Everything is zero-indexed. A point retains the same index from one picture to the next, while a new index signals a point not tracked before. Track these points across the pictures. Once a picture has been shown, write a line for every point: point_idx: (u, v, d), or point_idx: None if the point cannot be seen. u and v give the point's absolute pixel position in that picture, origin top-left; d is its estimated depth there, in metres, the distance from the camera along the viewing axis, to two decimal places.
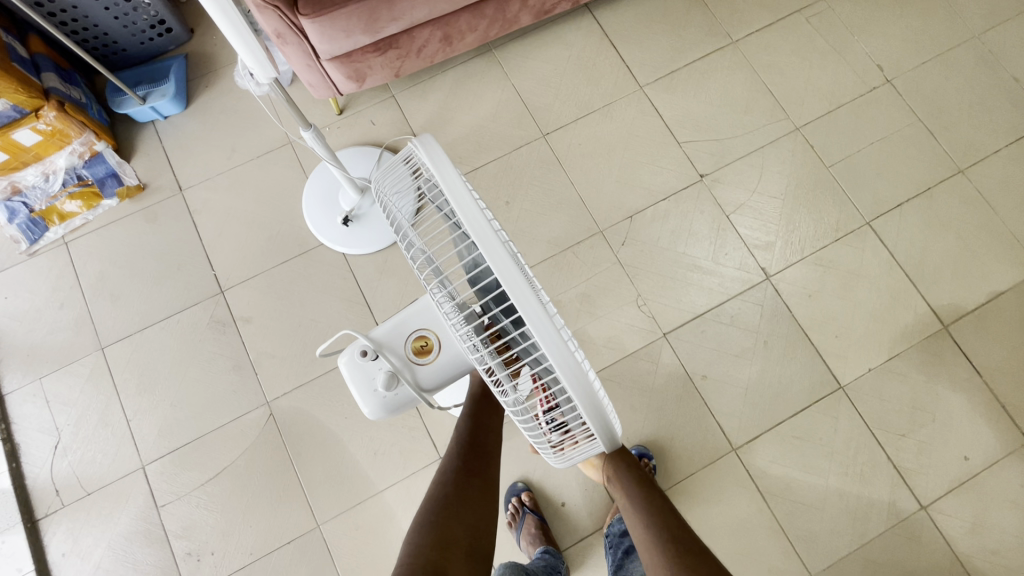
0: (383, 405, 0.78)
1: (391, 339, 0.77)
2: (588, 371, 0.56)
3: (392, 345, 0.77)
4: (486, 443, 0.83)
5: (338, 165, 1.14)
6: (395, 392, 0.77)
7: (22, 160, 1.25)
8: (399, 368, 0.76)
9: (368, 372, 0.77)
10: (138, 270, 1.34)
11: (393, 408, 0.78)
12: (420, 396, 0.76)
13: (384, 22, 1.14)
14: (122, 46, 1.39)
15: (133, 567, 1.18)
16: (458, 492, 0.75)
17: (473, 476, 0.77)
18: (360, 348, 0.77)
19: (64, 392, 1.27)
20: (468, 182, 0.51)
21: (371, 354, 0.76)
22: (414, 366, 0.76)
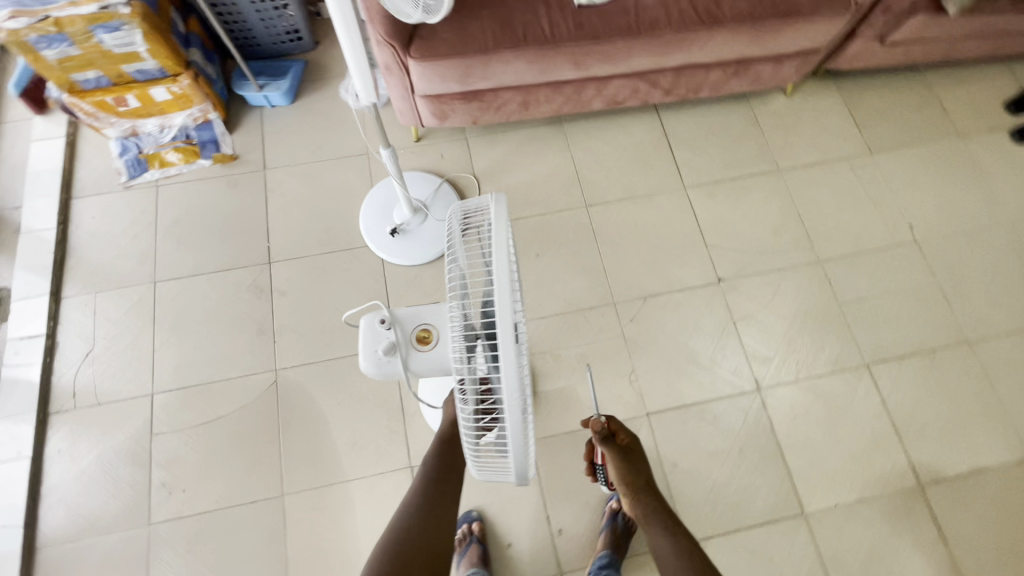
0: (375, 368, 0.85)
1: (406, 320, 0.86)
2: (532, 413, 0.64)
3: (406, 322, 0.85)
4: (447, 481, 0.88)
5: (402, 183, 1.30)
6: (389, 362, 0.85)
7: (149, 111, 1.50)
8: (402, 343, 0.84)
9: (375, 335, 0.85)
10: (206, 225, 1.52)
11: (381, 374, 0.86)
12: (407, 375, 0.85)
13: (475, 79, 1.32)
14: (258, 42, 1.63)
15: (112, 481, 1.27)
16: (417, 531, 0.82)
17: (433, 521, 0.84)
18: (376, 312, 0.86)
19: (111, 310, 1.43)
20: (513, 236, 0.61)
21: (385, 324, 0.85)
22: (414, 348, 0.85)
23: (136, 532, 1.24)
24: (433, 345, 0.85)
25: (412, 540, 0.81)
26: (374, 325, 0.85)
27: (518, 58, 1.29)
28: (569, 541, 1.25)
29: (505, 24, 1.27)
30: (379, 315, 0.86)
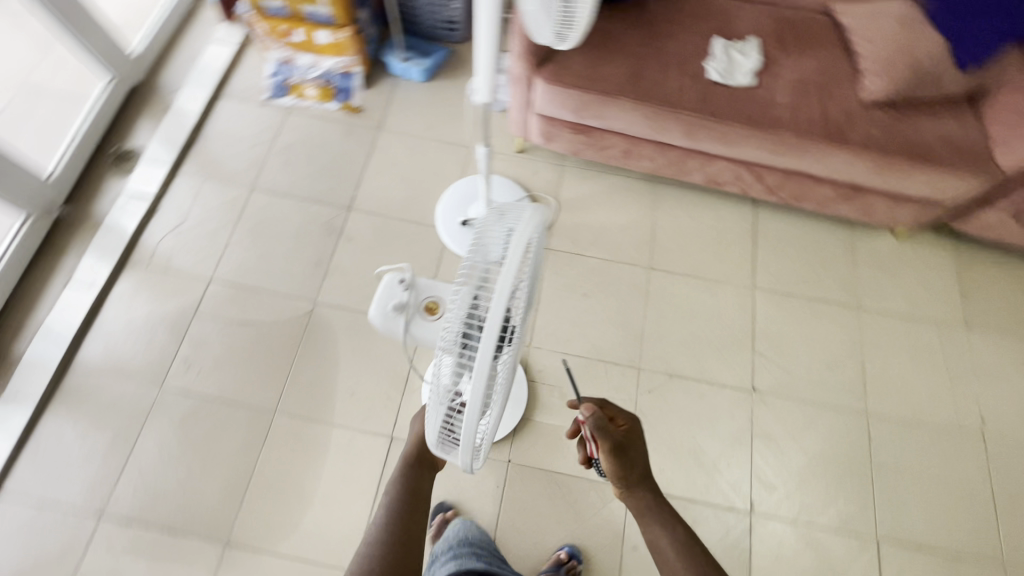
0: (378, 319, 0.88)
1: (425, 287, 0.88)
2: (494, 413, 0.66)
3: (423, 289, 0.88)
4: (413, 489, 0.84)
5: (487, 183, 1.37)
6: (393, 319, 0.87)
7: (308, 48, 1.69)
8: (411, 306, 0.87)
9: (391, 291, 0.87)
10: (313, 158, 1.67)
11: (382, 326, 0.89)
12: (405, 337, 0.88)
13: (588, 115, 1.37)
14: (419, 21, 1.79)
15: (148, 339, 1.42)
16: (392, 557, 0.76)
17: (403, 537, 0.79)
18: (399, 272, 0.88)
19: (210, 198, 1.60)
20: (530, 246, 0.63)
21: (403, 284, 0.87)
22: (420, 315, 0.87)
23: (148, 390, 1.37)
24: (438, 321, 0.87)
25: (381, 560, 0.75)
26: (393, 283, 0.87)
27: (635, 110, 1.33)
28: None
29: (636, 75, 1.33)
30: (401, 274, 0.88)
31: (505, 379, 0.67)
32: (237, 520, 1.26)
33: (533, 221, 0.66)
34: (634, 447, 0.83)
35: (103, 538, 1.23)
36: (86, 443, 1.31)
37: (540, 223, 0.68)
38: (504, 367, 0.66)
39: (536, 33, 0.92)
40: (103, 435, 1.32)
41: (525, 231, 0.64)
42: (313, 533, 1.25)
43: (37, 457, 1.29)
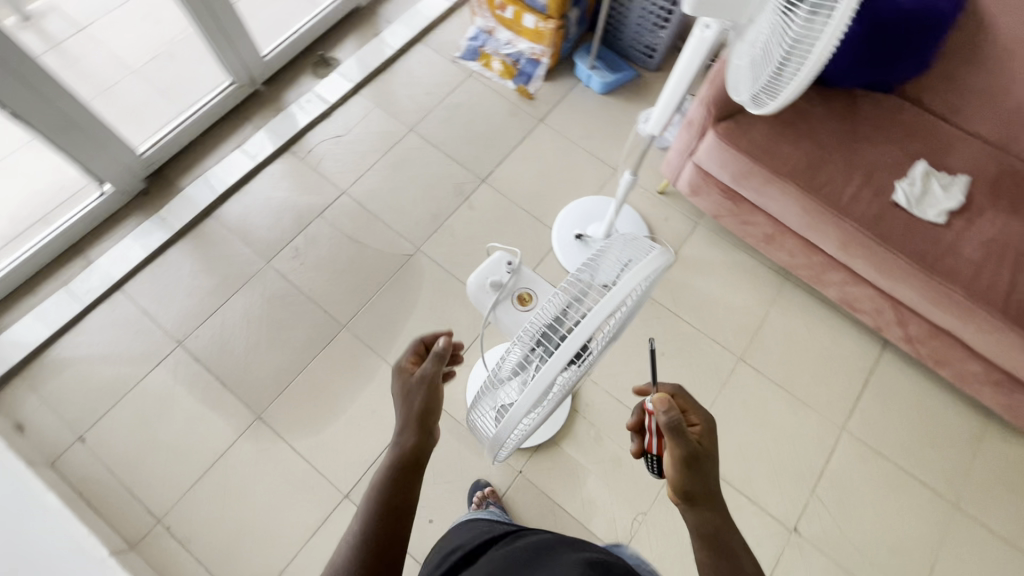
0: (474, 286, 0.91)
1: (525, 279, 0.90)
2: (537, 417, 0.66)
3: (524, 279, 0.90)
4: (409, 476, 0.65)
5: (617, 209, 1.36)
6: (486, 292, 0.89)
7: (512, 27, 1.77)
8: (507, 289, 0.89)
9: (495, 269, 0.90)
10: (472, 124, 1.76)
11: (473, 295, 0.91)
12: (488, 313, 0.90)
13: (747, 185, 1.31)
14: (621, 37, 1.81)
15: (276, 219, 1.59)
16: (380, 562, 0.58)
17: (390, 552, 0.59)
18: (510, 254, 0.90)
19: (374, 123, 1.75)
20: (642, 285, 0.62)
21: (509, 267, 0.89)
22: (511, 301, 0.89)
23: (257, 260, 1.53)
24: (525, 313, 0.89)
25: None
26: (499, 262, 0.89)
27: (798, 199, 1.24)
28: None
29: (813, 166, 1.24)
30: (509, 257, 0.90)
31: (558, 394, 0.67)
32: (274, 401, 1.37)
33: (654, 266, 0.63)
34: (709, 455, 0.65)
35: (173, 362, 1.40)
36: (194, 280, 1.50)
37: (661, 269, 0.65)
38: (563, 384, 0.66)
39: (734, 89, 0.92)
40: (209, 280, 1.50)
41: (642, 271, 0.62)
42: (327, 445, 1.33)
43: (156, 274, 1.50)
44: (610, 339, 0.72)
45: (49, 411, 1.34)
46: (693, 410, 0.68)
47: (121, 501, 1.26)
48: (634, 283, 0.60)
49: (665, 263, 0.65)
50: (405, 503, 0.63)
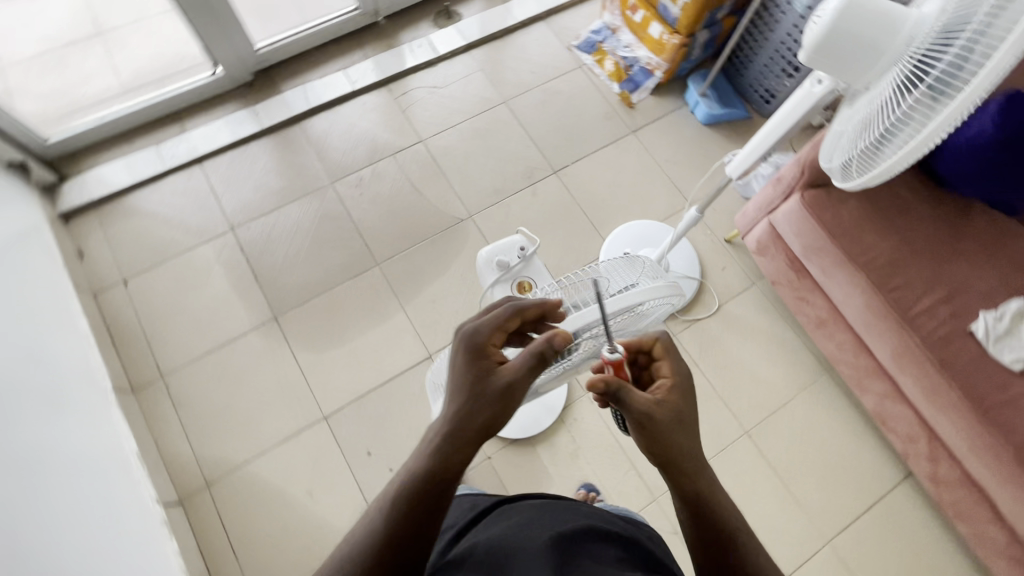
0: (486, 256, 1.07)
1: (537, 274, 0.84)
2: None
3: (528, 266, 1.05)
4: (441, 494, 0.57)
5: (673, 242, 1.31)
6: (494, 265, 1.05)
7: (637, 31, 1.73)
8: (512, 268, 1.04)
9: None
10: (565, 113, 1.74)
11: (483, 263, 1.07)
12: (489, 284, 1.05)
13: (816, 262, 1.22)
14: (744, 74, 1.72)
15: (354, 145, 1.65)
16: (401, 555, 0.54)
17: (403, 555, 0.54)
18: (525, 243, 1.06)
19: (473, 85, 1.77)
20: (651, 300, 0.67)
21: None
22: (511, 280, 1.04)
23: (324, 178, 1.60)
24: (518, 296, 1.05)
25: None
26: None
27: (863, 293, 1.15)
28: None
29: (893, 264, 1.14)
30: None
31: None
32: (293, 309, 1.44)
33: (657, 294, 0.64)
34: (673, 410, 0.61)
35: (221, 243, 1.50)
36: (264, 177, 1.59)
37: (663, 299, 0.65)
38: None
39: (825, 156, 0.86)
40: (277, 182, 1.59)
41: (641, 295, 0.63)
42: (324, 366, 1.39)
43: (235, 160, 1.61)
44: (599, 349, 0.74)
45: (108, 249, 1.47)
46: (666, 360, 0.65)
47: (138, 349, 1.38)
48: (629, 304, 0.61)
49: (670, 294, 0.66)
50: (434, 512, 0.56)
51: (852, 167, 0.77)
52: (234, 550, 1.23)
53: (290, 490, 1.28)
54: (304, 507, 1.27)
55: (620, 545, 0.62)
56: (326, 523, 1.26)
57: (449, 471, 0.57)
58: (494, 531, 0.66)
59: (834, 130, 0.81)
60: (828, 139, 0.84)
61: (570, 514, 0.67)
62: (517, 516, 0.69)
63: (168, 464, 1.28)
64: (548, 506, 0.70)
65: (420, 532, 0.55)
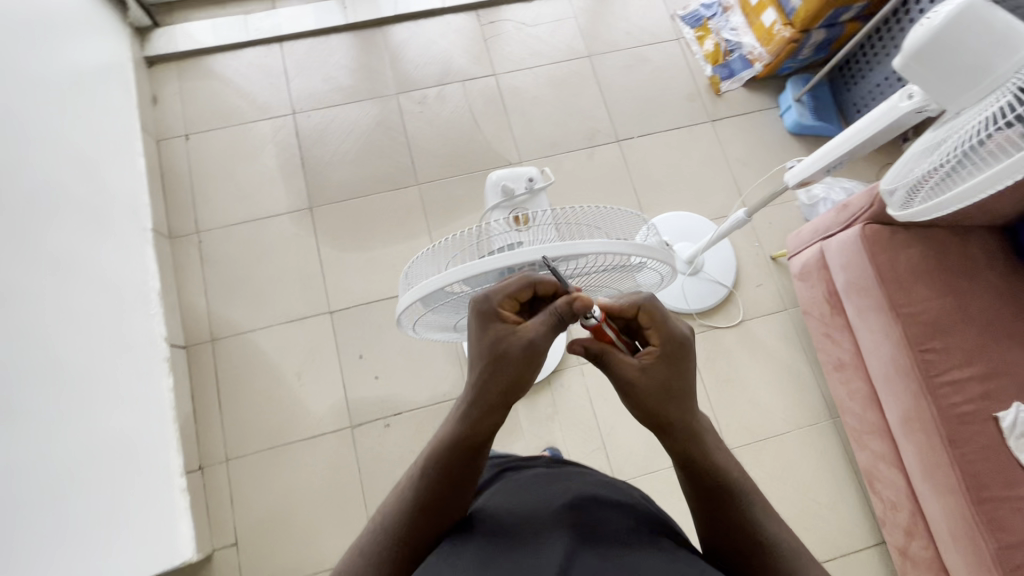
0: None
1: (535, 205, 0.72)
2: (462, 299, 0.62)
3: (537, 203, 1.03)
4: (471, 460, 0.57)
5: (711, 241, 1.25)
6: None
7: (750, 14, 1.59)
8: None
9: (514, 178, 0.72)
10: (647, 84, 1.66)
11: None
12: None
13: (855, 302, 1.14)
14: (850, 89, 1.57)
15: (429, 63, 1.64)
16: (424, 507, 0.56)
17: (433, 515, 0.56)
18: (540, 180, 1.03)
19: (562, 31, 1.70)
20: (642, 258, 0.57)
21: (527, 185, 0.71)
22: None
23: (391, 87, 1.60)
24: None
25: (386, 546, 0.56)
26: (522, 173, 0.72)
27: (894, 346, 1.07)
28: (375, 434, 1.32)
29: (937, 325, 1.05)
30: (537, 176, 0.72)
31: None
32: (328, 204, 1.48)
33: (656, 256, 0.57)
34: (661, 380, 0.58)
35: (280, 124, 1.55)
36: (336, 72, 1.61)
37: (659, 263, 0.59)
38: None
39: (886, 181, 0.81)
40: (346, 79, 1.60)
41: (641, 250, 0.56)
42: (342, 265, 1.44)
43: (314, 49, 1.63)
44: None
45: (180, 101, 1.55)
46: (655, 327, 0.59)
47: (183, 201, 1.46)
48: (627, 252, 0.55)
49: (667, 261, 0.59)
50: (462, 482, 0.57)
51: (915, 199, 0.75)
52: (219, 404, 1.33)
53: (282, 367, 1.36)
54: (290, 386, 1.35)
55: (631, 509, 0.58)
56: (305, 405, 1.34)
57: (477, 439, 0.57)
58: (495, 502, 0.60)
59: (901, 158, 0.75)
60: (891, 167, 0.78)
61: (578, 476, 0.63)
62: (518, 483, 0.63)
63: (183, 311, 1.38)
64: (550, 473, 0.65)
65: (444, 496, 0.57)
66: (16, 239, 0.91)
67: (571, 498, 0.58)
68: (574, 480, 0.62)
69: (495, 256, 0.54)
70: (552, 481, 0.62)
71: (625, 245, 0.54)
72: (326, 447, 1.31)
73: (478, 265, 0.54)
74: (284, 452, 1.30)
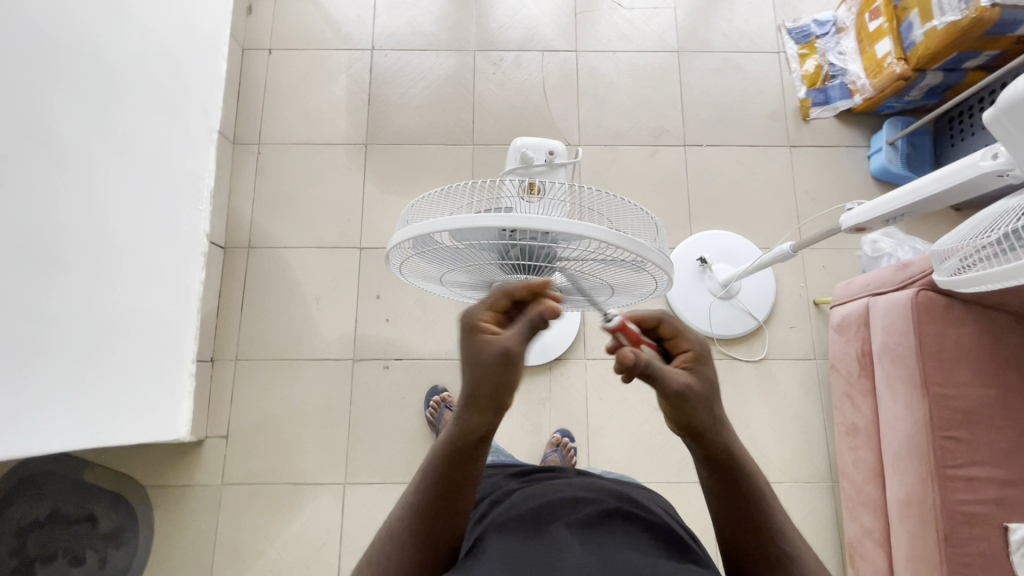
0: None
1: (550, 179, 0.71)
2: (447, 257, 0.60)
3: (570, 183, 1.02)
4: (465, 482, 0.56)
5: (754, 267, 1.19)
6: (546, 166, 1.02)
7: (863, 40, 1.46)
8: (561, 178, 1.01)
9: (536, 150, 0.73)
10: (732, 93, 1.57)
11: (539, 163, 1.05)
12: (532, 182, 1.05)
13: (887, 368, 1.06)
14: (954, 143, 1.42)
15: (514, 26, 1.61)
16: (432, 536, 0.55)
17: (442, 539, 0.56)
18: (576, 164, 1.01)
19: (658, 20, 1.62)
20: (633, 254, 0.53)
21: (547, 157, 0.71)
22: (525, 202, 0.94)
23: (472, 42, 1.59)
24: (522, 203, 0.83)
25: None
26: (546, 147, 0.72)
27: (914, 424, 0.99)
28: (372, 372, 1.37)
29: (968, 415, 0.97)
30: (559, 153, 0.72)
31: (483, 268, 0.61)
32: (383, 145, 1.51)
33: (657, 259, 0.54)
34: (708, 382, 0.58)
35: (357, 57, 1.58)
36: (422, 17, 1.61)
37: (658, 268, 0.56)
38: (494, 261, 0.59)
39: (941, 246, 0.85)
40: (430, 26, 1.61)
41: (645, 246, 0.53)
42: (382, 206, 1.47)
43: None
44: (562, 283, 0.65)
45: (272, 16, 1.60)
46: (677, 336, 0.61)
47: (252, 110, 1.53)
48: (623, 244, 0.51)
49: (667, 267, 0.56)
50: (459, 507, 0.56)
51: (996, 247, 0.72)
52: (241, 307, 1.41)
53: (304, 288, 1.42)
54: (307, 307, 1.41)
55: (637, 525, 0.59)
56: (316, 328, 1.40)
57: (474, 434, 0.54)
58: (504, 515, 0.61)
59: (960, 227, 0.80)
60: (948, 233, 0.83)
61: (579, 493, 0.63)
62: (538, 494, 0.64)
63: (230, 214, 1.46)
64: (551, 487, 0.65)
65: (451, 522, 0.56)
66: (90, 109, 0.99)
67: (588, 513, 0.59)
68: (578, 496, 0.62)
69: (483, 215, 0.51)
70: (560, 490, 0.64)
71: (629, 237, 0.51)
72: (326, 371, 1.37)
73: (475, 219, 0.51)
74: (287, 366, 1.37)
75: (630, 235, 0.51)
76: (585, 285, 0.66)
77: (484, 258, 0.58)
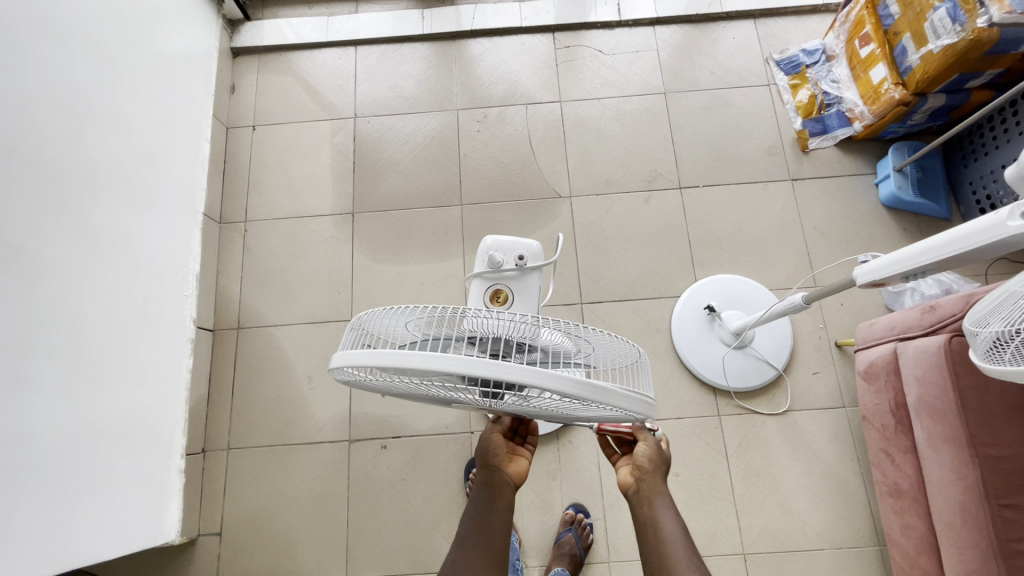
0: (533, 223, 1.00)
1: (520, 283, 0.76)
2: (404, 379, 0.53)
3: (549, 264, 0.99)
4: None
5: (765, 318, 1.10)
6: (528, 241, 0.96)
7: (854, 67, 1.41)
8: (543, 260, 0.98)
9: (505, 251, 0.76)
10: (726, 130, 1.52)
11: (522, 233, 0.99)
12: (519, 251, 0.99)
13: (926, 425, 0.95)
14: (967, 164, 1.34)
15: (496, 82, 1.59)
16: None
17: None
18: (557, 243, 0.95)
19: (640, 63, 1.60)
20: (602, 403, 0.47)
21: (517, 262, 0.75)
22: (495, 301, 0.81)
23: (455, 102, 1.58)
24: (489, 307, 0.76)
25: None
26: (517, 248, 0.76)
27: (965, 489, 0.88)
28: (370, 454, 1.30)
29: None
30: (531, 255, 0.76)
31: (439, 390, 0.54)
32: (371, 212, 1.48)
33: (626, 403, 0.48)
34: (662, 453, 0.77)
35: (341, 126, 1.57)
36: (403, 80, 1.61)
37: (627, 410, 0.50)
38: (452, 388, 0.52)
39: (974, 317, 0.72)
40: (411, 89, 1.60)
41: (612, 391, 0.47)
42: (372, 275, 1.43)
43: (387, 54, 1.64)
44: (526, 409, 0.58)
45: (255, 93, 1.61)
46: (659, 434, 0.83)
47: (238, 188, 1.52)
48: (590, 395, 0.45)
49: (637, 408, 0.50)
50: None
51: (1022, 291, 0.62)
52: (232, 392, 1.35)
53: (295, 366, 1.37)
54: (299, 387, 1.35)
55: None
56: (309, 410, 1.33)
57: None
58: None
59: (1003, 290, 0.66)
60: (989, 298, 0.69)
61: None
62: None
63: (219, 295, 1.42)
64: None
65: None
66: (63, 213, 0.97)
67: None
68: None
69: (438, 356, 0.44)
70: None
71: (593, 383, 0.45)
72: (322, 455, 1.30)
73: (426, 360, 0.44)
74: (280, 453, 1.31)
75: (594, 381, 0.45)
76: (550, 410, 0.60)
77: (439, 385, 0.52)
